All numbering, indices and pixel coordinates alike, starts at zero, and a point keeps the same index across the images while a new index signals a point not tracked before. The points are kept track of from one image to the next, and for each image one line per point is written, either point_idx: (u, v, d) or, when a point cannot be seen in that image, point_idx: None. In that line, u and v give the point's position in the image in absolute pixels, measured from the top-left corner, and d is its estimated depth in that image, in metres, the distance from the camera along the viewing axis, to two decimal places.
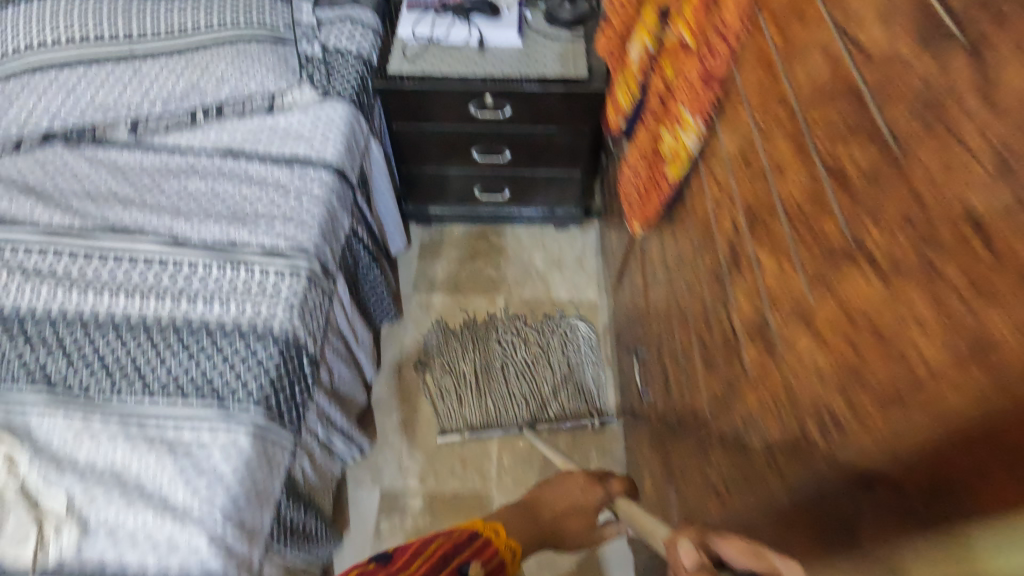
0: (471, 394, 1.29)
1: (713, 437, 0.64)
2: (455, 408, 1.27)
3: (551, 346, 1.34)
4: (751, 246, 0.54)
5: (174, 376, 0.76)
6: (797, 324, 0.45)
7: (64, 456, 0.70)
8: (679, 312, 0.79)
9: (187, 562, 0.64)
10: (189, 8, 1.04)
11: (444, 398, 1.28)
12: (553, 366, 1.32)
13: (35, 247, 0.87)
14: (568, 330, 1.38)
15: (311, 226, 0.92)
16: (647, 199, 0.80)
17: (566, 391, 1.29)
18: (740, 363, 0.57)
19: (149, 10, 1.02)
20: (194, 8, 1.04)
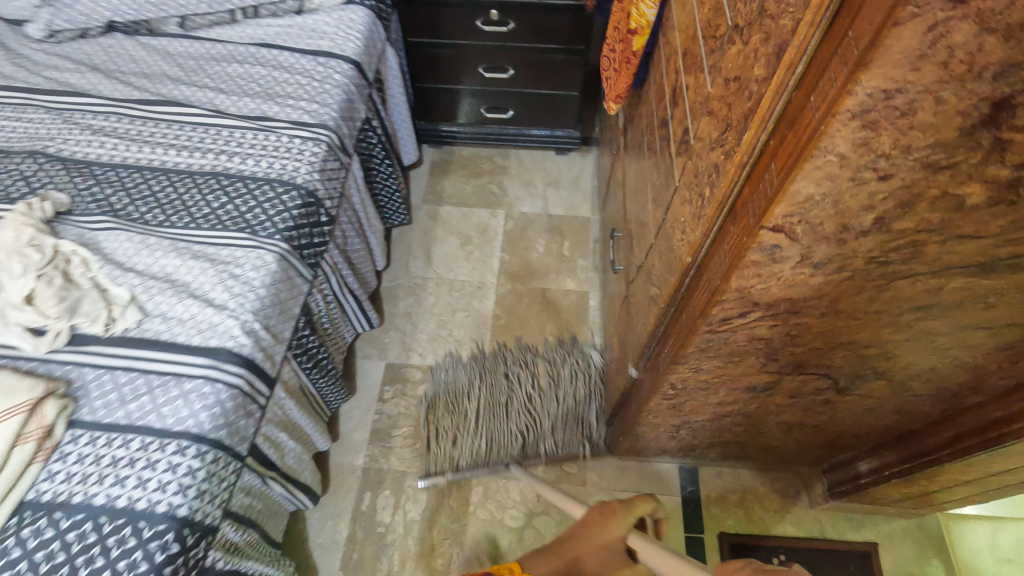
0: (471, 431, 1.23)
1: (657, 258, 0.77)
2: (447, 448, 1.22)
3: (559, 376, 1.28)
4: (684, 79, 0.67)
5: (214, 211, 0.91)
6: (704, 116, 0.58)
7: (125, 262, 0.86)
8: (643, 177, 0.91)
9: (223, 341, 0.79)
10: None
11: (441, 435, 1.23)
12: (559, 398, 1.26)
13: (101, 111, 1.03)
14: (581, 359, 1.31)
15: (332, 106, 1.06)
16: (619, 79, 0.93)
17: (565, 428, 1.23)
18: (673, 180, 0.69)
19: None
20: None
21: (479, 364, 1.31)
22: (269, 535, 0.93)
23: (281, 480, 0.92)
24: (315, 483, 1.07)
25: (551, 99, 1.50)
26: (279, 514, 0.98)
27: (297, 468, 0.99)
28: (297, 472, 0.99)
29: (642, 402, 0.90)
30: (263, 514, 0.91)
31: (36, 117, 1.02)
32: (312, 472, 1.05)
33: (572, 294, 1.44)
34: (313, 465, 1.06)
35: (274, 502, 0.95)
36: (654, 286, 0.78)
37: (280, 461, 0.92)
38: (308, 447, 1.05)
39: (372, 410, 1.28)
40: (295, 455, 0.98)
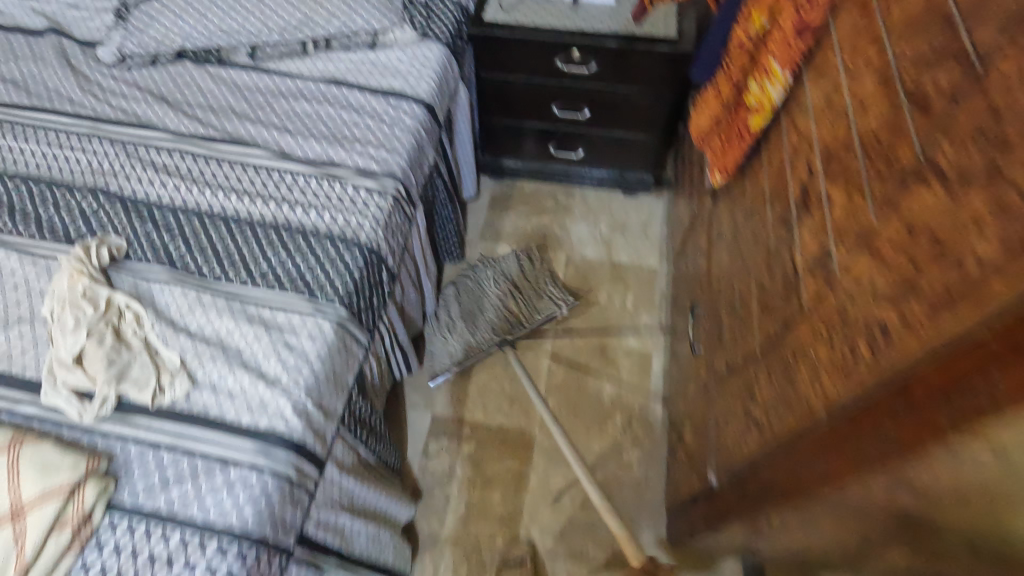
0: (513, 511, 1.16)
1: (762, 379, 0.66)
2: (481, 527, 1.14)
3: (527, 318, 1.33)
4: (824, 185, 0.57)
5: (273, 268, 0.86)
6: (861, 250, 0.48)
7: (178, 321, 0.81)
8: (743, 264, 0.81)
9: (273, 423, 0.73)
10: None
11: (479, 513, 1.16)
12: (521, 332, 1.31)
13: (165, 148, 0.99)
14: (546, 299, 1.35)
15: (400, 154, 1.00)
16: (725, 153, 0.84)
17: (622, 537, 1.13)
18: (798, 299, 0.59)
19: None
20: None
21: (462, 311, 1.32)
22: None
23: (345, 568, 0.85)
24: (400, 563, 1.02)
25: (626, 141, 1.40)
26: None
27: (371, 551, 0.92)
28: (372, 555, 0.93)
29: (722, 518, 0.80)
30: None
31: (101, 150, 0.99)
32: (393, 552, 0.99)
33: (635, 353, 1.34)
34: (393, 543, 1.00)
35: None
36: (756, 405, 0.67)
37: (345, 547, 0.85)
38: (388, 524, 0.99)
39: (416, 467, 1.21)
40: (368, 536, 0.92)
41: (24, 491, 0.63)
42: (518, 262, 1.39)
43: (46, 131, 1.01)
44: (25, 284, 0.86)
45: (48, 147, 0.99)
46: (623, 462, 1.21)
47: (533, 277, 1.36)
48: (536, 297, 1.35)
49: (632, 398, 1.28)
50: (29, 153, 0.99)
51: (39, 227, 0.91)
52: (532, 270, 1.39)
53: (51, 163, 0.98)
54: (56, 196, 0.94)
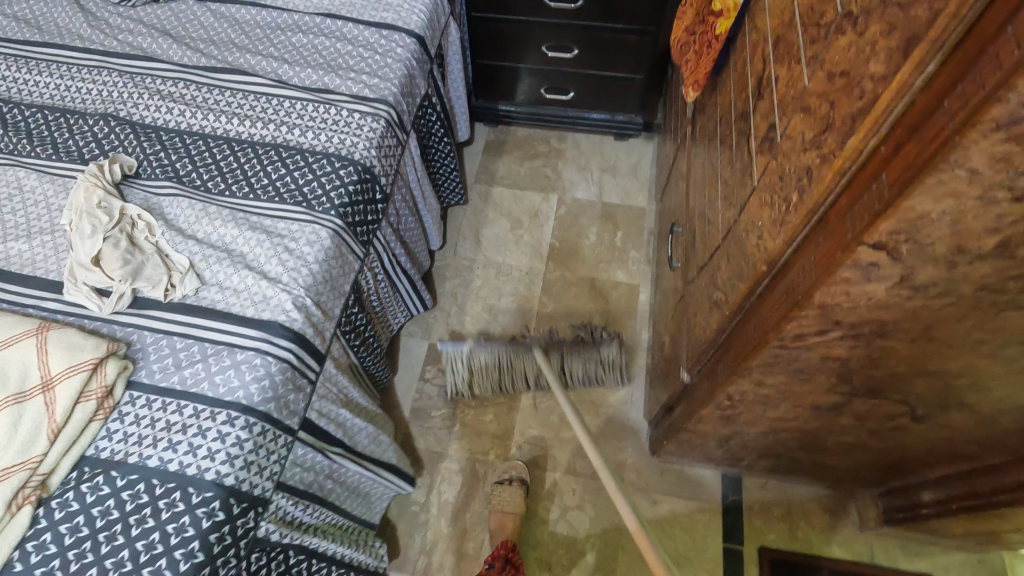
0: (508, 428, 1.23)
1: (723, 265, 0.72)
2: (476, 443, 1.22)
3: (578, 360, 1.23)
4: (773, 68, 0.61)
5: (274, 182, 0.92)
6: (797, 111, 0.53)
7: (187, 230, 0.88)
8: (713, 172, 0.85)
9: (275, 314, 0.80)
10: None
11: (474, 431, 1.23)
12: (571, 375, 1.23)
13: (170, 78, 1.04)
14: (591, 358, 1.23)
15: (392, 81, 1.05)
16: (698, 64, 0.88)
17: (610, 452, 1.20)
18: (752, 180, 0.64)
19: None
20: None
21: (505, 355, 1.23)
22: (350, 515, 0.98)
23: (349, 458, 0.93)
24: (406, 465, 1.11)
25: (615, 81, 1.44)
26: (358, 495, 1.01)
27: (370, 447, 1.00)
28: (373, 453, 1.01)
29: (692, 408, 0.86)
30: (336, 494, 0.94)
31: (110, 81, 1.05)
32: (396, 453, 1.07)
33: (623, 286, 1.39)
34: (395, 447, 1.08)
35: (349, 483, 0.98)
36: (718, 290, 0.73)
37: (345, 438, 0.93)
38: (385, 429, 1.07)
39: (414, 390, 1.28)
40: (369, 436, 0.99)
41: (53, 365, 0.69)
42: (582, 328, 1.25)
43: (58, 65, 1.07)
44: (45, 200, 0.92)
45: (61, 79, 1.05)
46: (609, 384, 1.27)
47: (585, 351, 1.23)
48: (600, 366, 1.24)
49: (618, 327, 1.34)
50: (43, 85, 1.05)
51: (55, 150, 0.97)
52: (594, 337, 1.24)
53: (64, 93, 1.04)
54: (70, 122, 1.00)
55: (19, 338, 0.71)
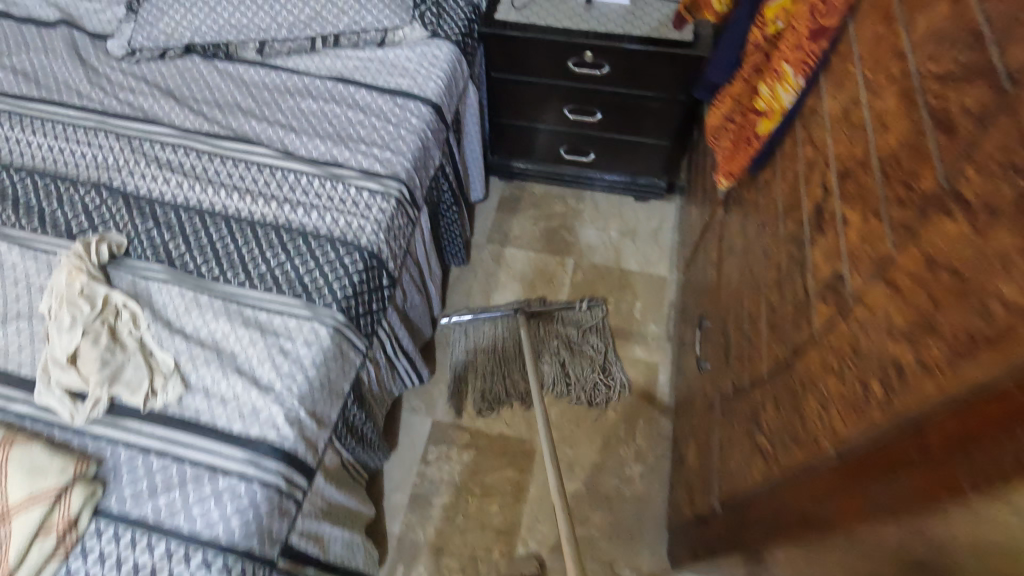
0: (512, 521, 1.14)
1: (769, 406, 0.63)
2: (479, 535, 1.13)
3: (566, 346, 1.28)
4: (840, 206, 0.53)
5: (273, 269, 0.85)
6: (877, 279, 0.45)
7: (175, 322, 0.80)
8: (753, 281, 0.77)
9: (264, 431, 0.72)
10: None
11: (478, 523, 1.14)
12: (557, 360, 1.27)
13: (169, 144, 0.98)
14: (575, 339, 1.29)
15: (406, 155, 0.98)
16: (732, 156, 0.80)
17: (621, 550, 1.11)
18: (809, 325, 0.56)
19: None
20: None
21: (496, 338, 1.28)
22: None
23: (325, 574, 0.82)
24: (368, 568, 0.96)
25: (639, 145, 1.37)
26: None
27: (347, 555, 0.89)
28: (343, 560, 0.88)
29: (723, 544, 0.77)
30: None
31: (106, 145, 0.98)
32: (367, 556, 0.94)
33: (640, 363, 1.31)
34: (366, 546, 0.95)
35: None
36: (762, 433, 0.65)
37: (324, 553, 0.82)
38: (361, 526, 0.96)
39: (414, 472, 1.20)
40: (342, 543, 0.87)
41: (11, 493, 0.62)
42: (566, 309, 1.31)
43: (54, 124, 1.01)
44: (26, 279, 0.85)
45: (55, 140, 0.99)
46: (624, 475, 1.18)
47: (568, 336, 1.29)
48: (575, 347, 1.29)
49: (635, 410, 1.25)
50: (36, 146, 0.99)
51: (42, 222, 0.91)
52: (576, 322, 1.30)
53: (57, 157, 0.98)
54: (59, 189, 0.94)
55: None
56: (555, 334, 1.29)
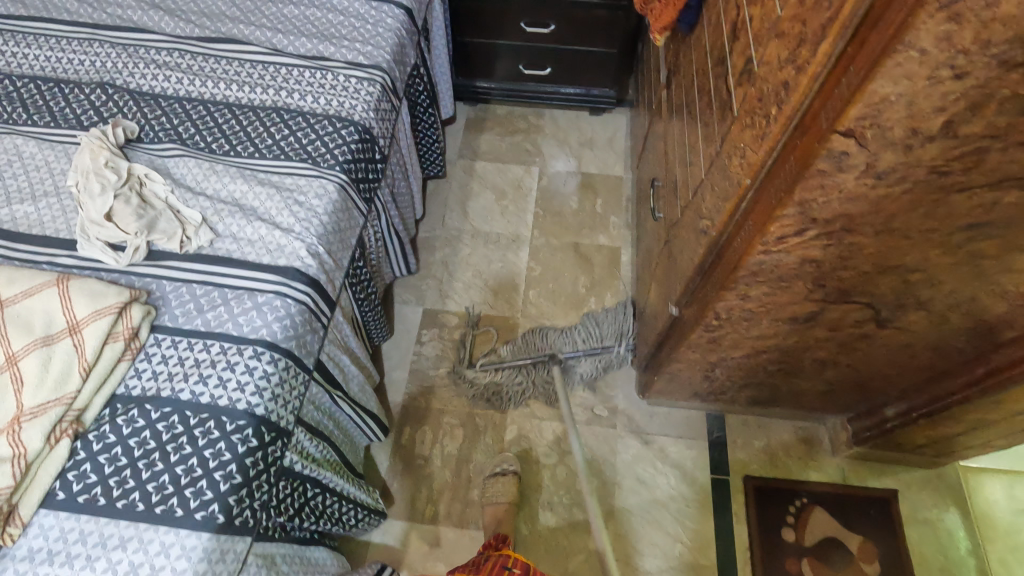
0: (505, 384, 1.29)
1: (707, 195, 0.80)
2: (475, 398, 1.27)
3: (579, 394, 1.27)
4: (747, 11, 0.69)
5: (278, 142, 0.96)
6: (772, 39, 0.61)
7: (196, 187, 0.90)
8: (692, 120, 0.93)
9: (291, 261, 0.83)
10: None
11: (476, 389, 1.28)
12: (582, 377, 1.27)
13: (164, 48, 1.07)
14: (608, 343, 1.29)
15: (385, 49, 1.09)
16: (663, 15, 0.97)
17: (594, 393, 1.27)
18: (732, 111, 0.72)
19: None
20: None
21: (519, 369, 1.26)
22: (344, 456, 1.00)
23: (347, 402, 0.97)
24: (382, 416, 1.14)
25: (592, 57, 1.52)
26: (349, 439, 1.04)
27: (360, 394, 1.02)
28: (361, 401, 1.04)
29: (681, 337, 0.93)
30: (337, 438, 0.98)
31: (102, 52, 1.06)
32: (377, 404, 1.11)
33: (605, 249, 1.47)
34: (376, 397, 1.11)
35: (344, 428, 1.01)
36: (704, 220, 0.80)
37: (344, 384, 0.96)
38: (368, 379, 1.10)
39: (410, 352, 1.32)
40: (359, 384, 1.02)
41: (78, 310, 0.71)
42: (595, 328, 1.32)
43: (47, 38, 1.08)
44: (46, 165, 0.93)
45: (51, 51, 1.06)
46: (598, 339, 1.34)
47: (592, 372, 1.28)
48: (614, 360, 1.28)
49: (604, 287, 1.41)
50: (33, 56, 1.05)
51: (53, 118, 0.98)
52: (603, 335, 1.31)
53: (56, 64, 1.04)
54: (64, 91, 1.01)
55: (39, 288, 0.73)
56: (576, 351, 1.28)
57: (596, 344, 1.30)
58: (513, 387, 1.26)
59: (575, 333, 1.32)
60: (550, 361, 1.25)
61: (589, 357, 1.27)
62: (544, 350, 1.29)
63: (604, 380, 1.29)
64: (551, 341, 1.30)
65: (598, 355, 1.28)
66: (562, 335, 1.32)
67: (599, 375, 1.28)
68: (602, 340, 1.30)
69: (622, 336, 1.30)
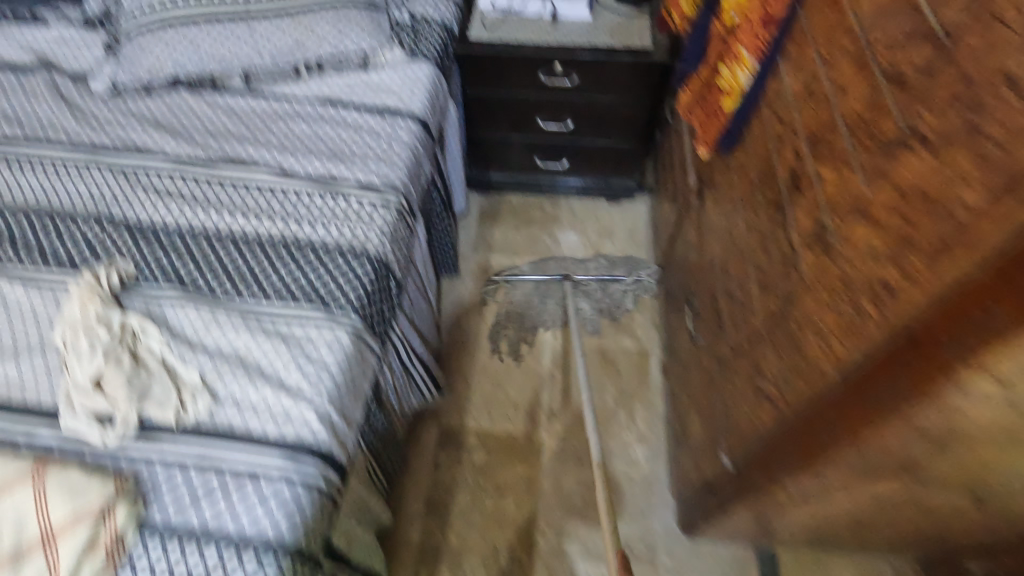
0: (532, 514, 1.17)
1: (769, 354, 0.70)
2: (498, 532, 1.15)
3: (593, 315, 1.41)
4: (812, 167, 0.62)
5: (286, 282, 0.88)
6: (856, 218, 0.52)
7: (195, 340, 0.82)
8: (737, 251, 0.85)
9: (301, 432, 0.75)
10: None
11: (501, 520, 1.16)
12: (597, 299, 1.43)
13: (166, 174, 1.00)
14: (619, 287, 1.44)
15: (400, 167, 1.03)
16: (704, 130, 0.90)
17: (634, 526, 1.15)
18: (799, 272, 0.64)
19: None
20: None
21: (539, 282, 1.44)
22: None
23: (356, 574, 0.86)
24: None
25: (608, 147, 1.46)
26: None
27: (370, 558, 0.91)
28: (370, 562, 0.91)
29: (740, 498, 0.82)
30: None
31: (101, 179, 1.00)
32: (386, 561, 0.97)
33: (632, 352, 1.37)
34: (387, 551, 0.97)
35: None
36: (766, 382, 0.71)
37: (352, 553, 0.85)
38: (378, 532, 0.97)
39: (427, 478, 1.21)
40: (367, 545, 0.91)
41: (54, 513, 0.63)
42: (609, 264, 1.48)
43: (43, 163, 1.01)
44: (32, 313, 0.85)
45: (47, 179, 0.99)
46: (631, 459, 1.22)
47: (606, 288, 1.44)
48: (620, 292, 1.43)
49: (634, 397, 1.31)
50: (26, 186, 0.98)
51: (44, 257, 0.90)
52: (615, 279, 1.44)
53: (50, 194, 0.98)
54: (58, 225, 0.94)
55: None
56: (593, 282, 1.43)
57: (605, 273, 1.46)
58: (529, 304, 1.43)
59: (588, 264, 1.49)
60: (564, 279, 1.41)
61: (599, 279, 1.43)
62: (561, 261, 1.50)
63: (608, 312, 1.42)
64: (566, 261, 1.49)
65: (610, 284, 1.44)
66: (577, 262, 1.48)
67: (615, 286, 1.44)
68: (613, 272, 1.47)
69: (632, 272, 1.46)
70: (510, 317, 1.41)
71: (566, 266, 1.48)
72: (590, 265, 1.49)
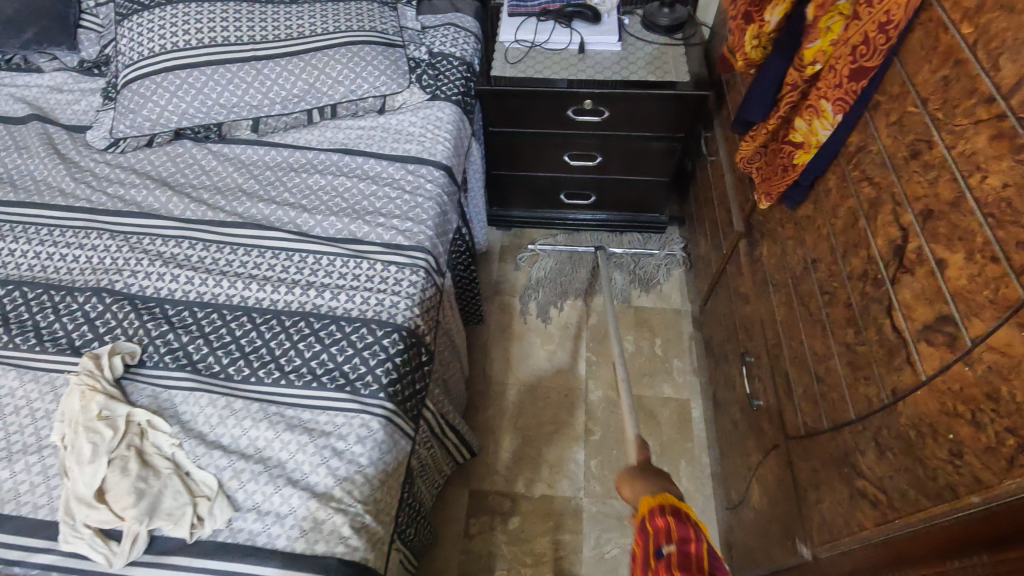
0: None
1: (867, 449, 0.62)
2: None
3: (626, 287, 1.44)
4: (928, 248, 0.54)
5: (309, 362, 0.79)
6: (1007, 323, 0.44)
7: (209, 434, 0.73)
8: (810, 317, 0.76)
9: (332, 545, 0.65)
10: (296, 14, 1.06)
11: None
12: (628, 270, 1.45)
13: (171, 238, 0.92)
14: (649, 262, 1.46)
15: (426, 223, 0.95)
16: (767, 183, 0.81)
17: None
18: (911, 365, 0.55)
19: (260, 17, 1.05)
20: (303, 13, 1.06)
21: (569, 258, 1.46)
22: None
23: None
24: None
25: (639, 182, 1.38)
26: None
27: None
28: None
29: None
30: None
31: (101, 245, 0.91)
32: None
33: (671, 402, 1.28)
34: None
35: None
36: (863, 480, 0.62)
37: None
38: None
39: (458, 549, 1.12)
40: None
41: None
42: (641, 236, 1.51)
43: (37, 227, 0.93)
44: (26, 405, 0.76)
45: (41, 245, 0.91)
46: None
47: (636, 258, 1.46)
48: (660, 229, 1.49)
49: (677, 451, 1.22)
50: (20, 254, 0.90)
51: (39, 338, 0.82)
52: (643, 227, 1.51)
53: (46, 263, 0.89)
54: (53, 299, 0.85)
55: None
56: (624, 257, 1.46)
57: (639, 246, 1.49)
58: (562, 257, 1.46)
59: (621, 237, 1.51)
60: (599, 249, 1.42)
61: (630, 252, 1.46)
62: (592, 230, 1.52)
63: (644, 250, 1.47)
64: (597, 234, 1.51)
65: (641, 256, 1.46)
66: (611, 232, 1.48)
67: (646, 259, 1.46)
68: (646, 245, 1.49)
69: (665, 246, 1.48)
70: (544, 292, 1.43)
71: (597, 235, 1.50)
72: (621, 239, 1.51)
